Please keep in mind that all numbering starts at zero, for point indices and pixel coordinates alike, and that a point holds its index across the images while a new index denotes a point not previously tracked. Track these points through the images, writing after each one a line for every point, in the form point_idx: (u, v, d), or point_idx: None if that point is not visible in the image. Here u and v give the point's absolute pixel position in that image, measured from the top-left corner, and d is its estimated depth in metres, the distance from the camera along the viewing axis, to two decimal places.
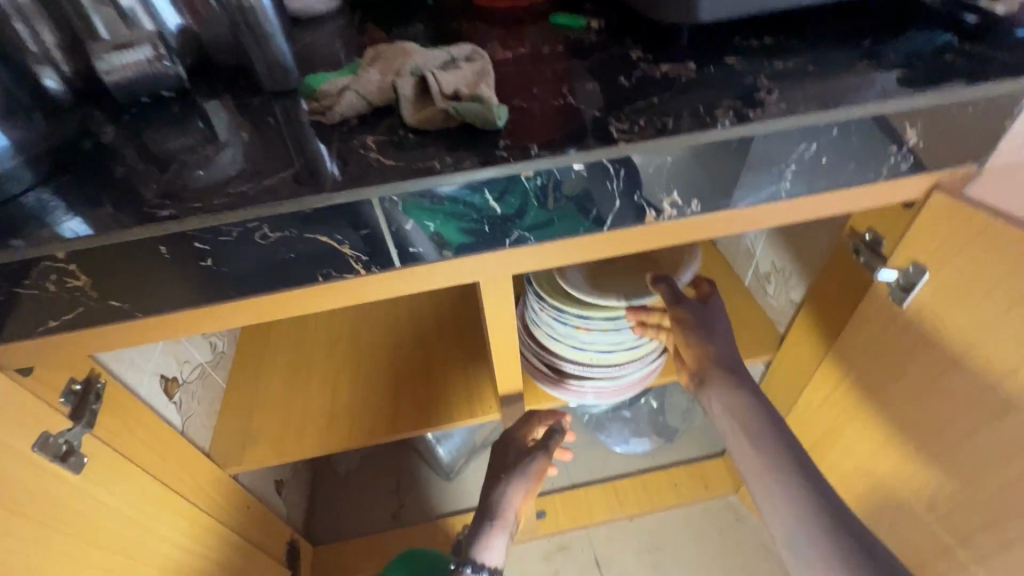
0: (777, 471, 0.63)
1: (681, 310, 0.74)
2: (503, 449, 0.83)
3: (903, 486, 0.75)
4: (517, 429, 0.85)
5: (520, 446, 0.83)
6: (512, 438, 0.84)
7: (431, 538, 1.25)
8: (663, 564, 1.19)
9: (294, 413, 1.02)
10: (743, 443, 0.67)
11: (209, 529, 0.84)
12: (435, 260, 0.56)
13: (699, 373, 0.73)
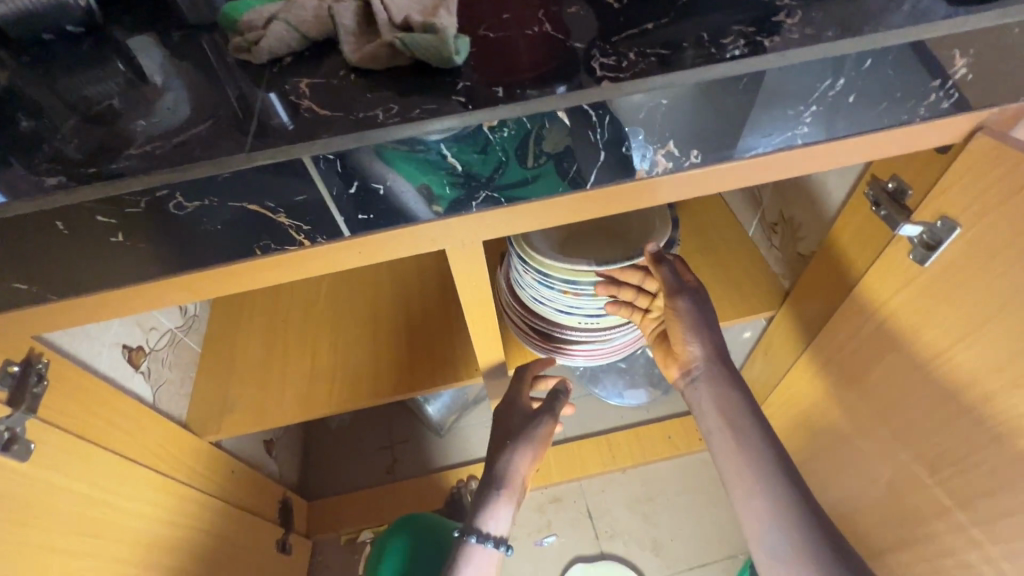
0: (762, 475, 0.62)
1: (681, 302, 0.67)
2: (507, 415, 0.80)
3: (904, 450, 0.71)
4: (516, 394, 0.82)
5: (523, 412, 0.80)
6: (514, 404, 0.81)
7: (424, 493, 1.25)
8: (655, 515, 1.20)
9: (275, 379, 0.98)
10: (733, 445, 0.65)
11: (190, 500, 0.82)
12: (421, 220, 0.49)
13: (692, 369, 0.70)
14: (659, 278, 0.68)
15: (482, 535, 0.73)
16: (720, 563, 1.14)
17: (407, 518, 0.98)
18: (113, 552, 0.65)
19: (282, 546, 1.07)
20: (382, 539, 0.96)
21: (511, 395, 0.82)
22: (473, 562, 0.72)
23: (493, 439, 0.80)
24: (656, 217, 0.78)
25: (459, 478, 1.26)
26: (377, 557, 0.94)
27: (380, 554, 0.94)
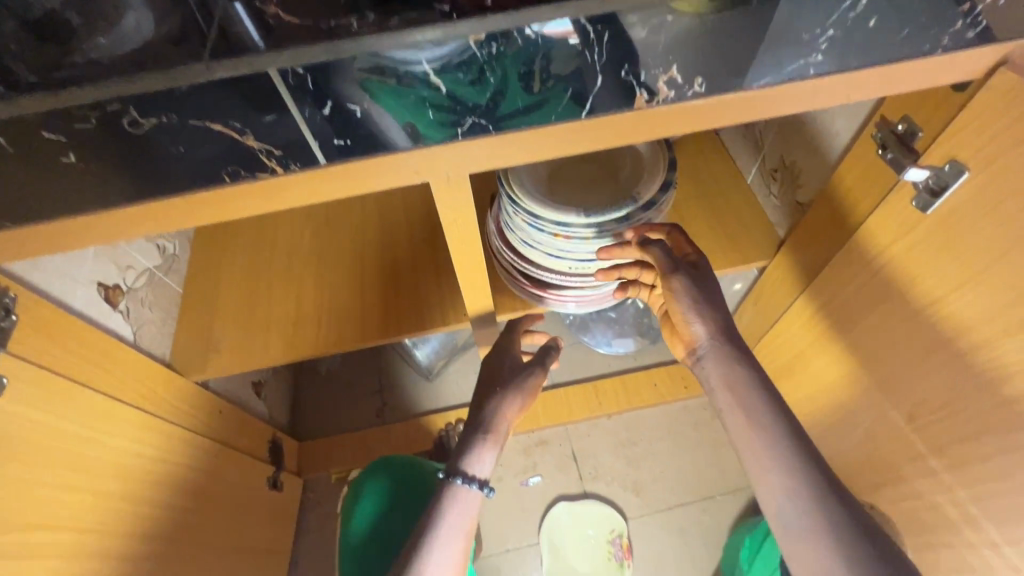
0: (774, 449, 0.59)
1: (674, 281, 0.65)
2: (498, 365, 0.80)
3: (884, 397, 0.73)
4: (508, 346, 0.82)
5: (513, 362, 0.80)
6: (505, 354, 0.81)
7: (412, 435, 1.27)
8: (638, 458, 1.23)
9: (259, 320, 0.97)
10: (744, 422, 0.62)
11: (173, 438, 0.82)
12: (399, 150, 0.45)
13: (698, 348, 0.67)
14: (648, 260, 0.68)
15: (469, 477, 0.71)
16: (697, 504, 1.18)
17: (389, 458, 1.00)
18: (95, 486, 0.65)
19: (273, 483, 1.09)
20: (361, 478, 0.98)
21: (501, 347, 0.82)
22: (461, 502, 0.69)
23: (481, 387, 0.79)
24: (650, 160, 0.75)
25: (447, 421, 1.28)
26: (355, 496, 0.96)
27: (359, 493, 0.96)
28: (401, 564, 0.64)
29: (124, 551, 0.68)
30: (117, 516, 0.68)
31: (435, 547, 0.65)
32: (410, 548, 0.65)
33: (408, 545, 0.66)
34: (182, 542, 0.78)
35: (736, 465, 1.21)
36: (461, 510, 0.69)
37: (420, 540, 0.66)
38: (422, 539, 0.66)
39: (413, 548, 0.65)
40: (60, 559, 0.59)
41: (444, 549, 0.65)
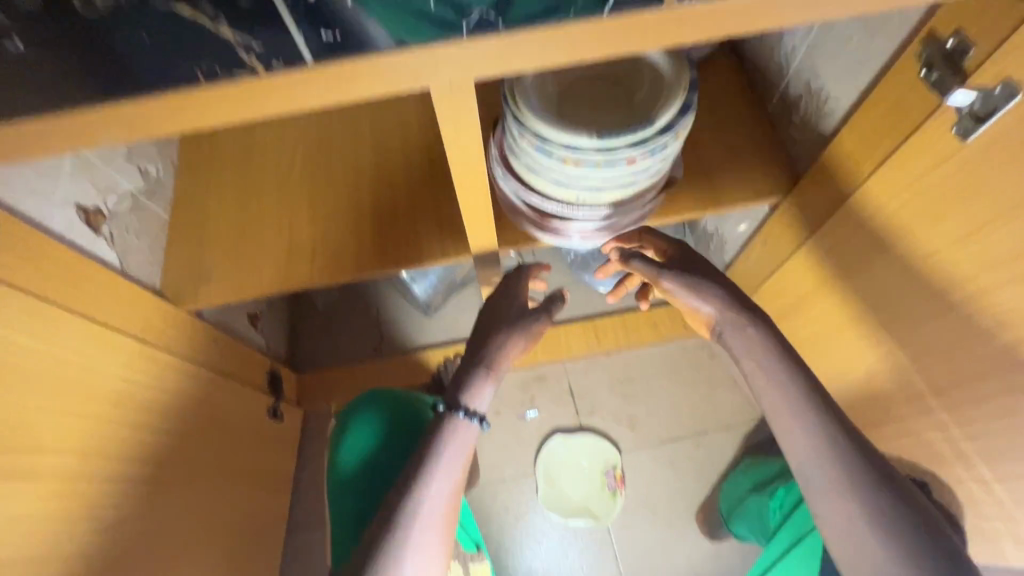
0: (797, 407, 0.63)
1: (666, 278, 0.74)
2: (502, 305, 0.78)
3: (895, 335, 0.72)
4: (515, 289, 0.80)
5: (518, 304, 0.78)
6: (511, 296, 0.79)
7: (410, 369, 1.28)
8: (634, 394, 1.25)
9: (250, 248, 0.93)
10: (768, 382, 0.66)
11: (163, 366, 0.80)
12: (389, 49, 0.40)
13: (715, 326, 0.73)
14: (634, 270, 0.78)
15: (468, 409, 0.70)
16: (689, 440, 1.21)
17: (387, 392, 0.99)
18: (81, 412, 0.65)
19: (273, 413, 1.10)
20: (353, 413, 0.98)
21: (506, 287, 0.80)
22: (457, 432, 0.69)
23: (482, 325, 0.77)
24: (670, 78, 0.68)
25: (445, 356, 1.28)
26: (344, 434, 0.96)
27: (351, 429, 0.96)
28: (400, 488, 0.65)
29: (116, 473, 0.68)
30: (107, 441, 0.68)
31: (433, 473, 0.66)
32: (409, 474, 0.66)
33: (407, 471, 0.67)
34: (176, 467, 0.78)
35: (730, 403, 1.23)
36: (459, 440, 0.69)
37: (419, 467, 0.66)
38: (421, 465, 0.66)
39: (413, 475, 0.66)
40: (47, 480, 0.59)
41: (443, 475, 0.66)
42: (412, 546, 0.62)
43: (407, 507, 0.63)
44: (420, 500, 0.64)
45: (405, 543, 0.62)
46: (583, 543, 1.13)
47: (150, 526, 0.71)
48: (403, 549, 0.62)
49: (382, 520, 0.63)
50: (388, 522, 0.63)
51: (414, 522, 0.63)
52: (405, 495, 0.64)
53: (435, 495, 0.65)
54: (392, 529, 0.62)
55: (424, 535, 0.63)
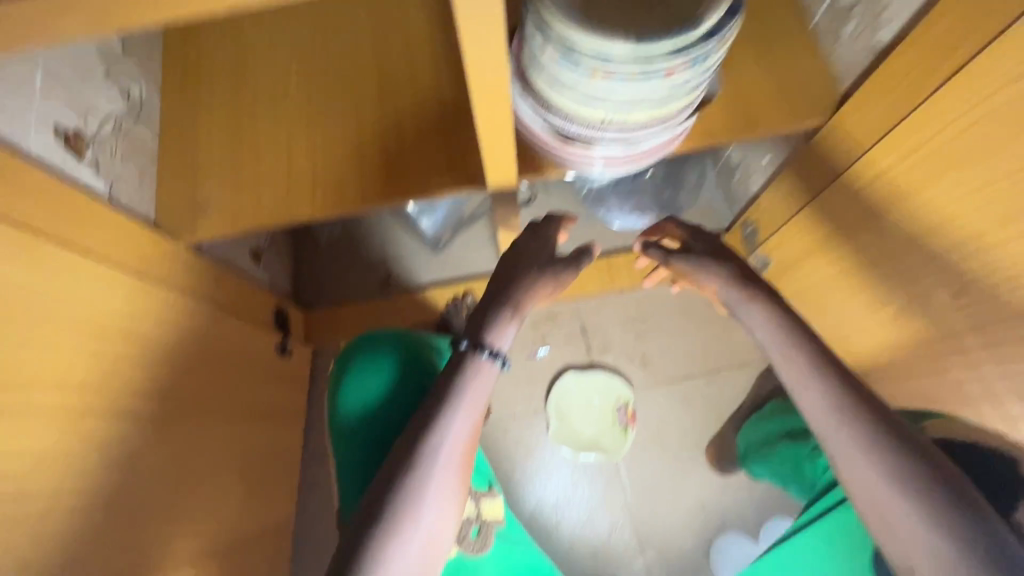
0: (813, 369, 0.63)
1: (672, 263, 0.77)
2: (531, 248, 0.75)
3: (957, 261, 0.68)
4: (543, 234, 0.77)
5: (545, 249, 0.75)
6: (540, 240, 0.76)
7: (418, 307, 1.24)
8: (648, 333, 1.23)
9: (248, 178, 0.87)
10: (783, 349, 0.66)
11: (162, 302, 0.77)
12: None
13: (732, 307, 0.73)
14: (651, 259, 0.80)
15: (493, 349, 0.66)
16: (702, 378, 1.20)
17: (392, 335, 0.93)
18: (86, 347, 0.63)
19: (281, 349, 1.09)
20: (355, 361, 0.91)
21: (534, 232, 0.77)
22: (481, 371, 0.66)
23: (509, 267, 0.73)
24: None
25: (453, 295, 1.23)
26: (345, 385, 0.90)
27: (353, 377, 0.90)
28: (418, 423, 0.64)
29: (123, 409, 0.67)
30: (111, 376, 0.66)
31: (453, 410, 0.64)
32: (428, 409, 0.64)
33: (426, 406, 0.65)
34: (184, 403, 0.77)
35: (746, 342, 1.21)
36: (482, 380, 0.66)
37: (438, 403, 0.64)
38: (441, 401, 0.64)
39: (433, 411, 0.64)
40: (56, 415, 0.58)
41: (463, 412, 0.64)
42: (432, 481, 0.61)
43: (427, 442, 0.62)
44: (439, 435, 0.62)
45: (424, 477, 0.61)
46: (593, 475, 1.15)
47: (161, 461, 0.71)
48: (423, 483, 0.61)
49: (401, 454, 0.62)
50: (408, 456, 0.61)
51: (433, 457, 0.62)
52: (424, 430, 0.63)
53: (455, 432, 0.63)
54: (412, 463, 0.61)
55: (443, 471, 0.62)
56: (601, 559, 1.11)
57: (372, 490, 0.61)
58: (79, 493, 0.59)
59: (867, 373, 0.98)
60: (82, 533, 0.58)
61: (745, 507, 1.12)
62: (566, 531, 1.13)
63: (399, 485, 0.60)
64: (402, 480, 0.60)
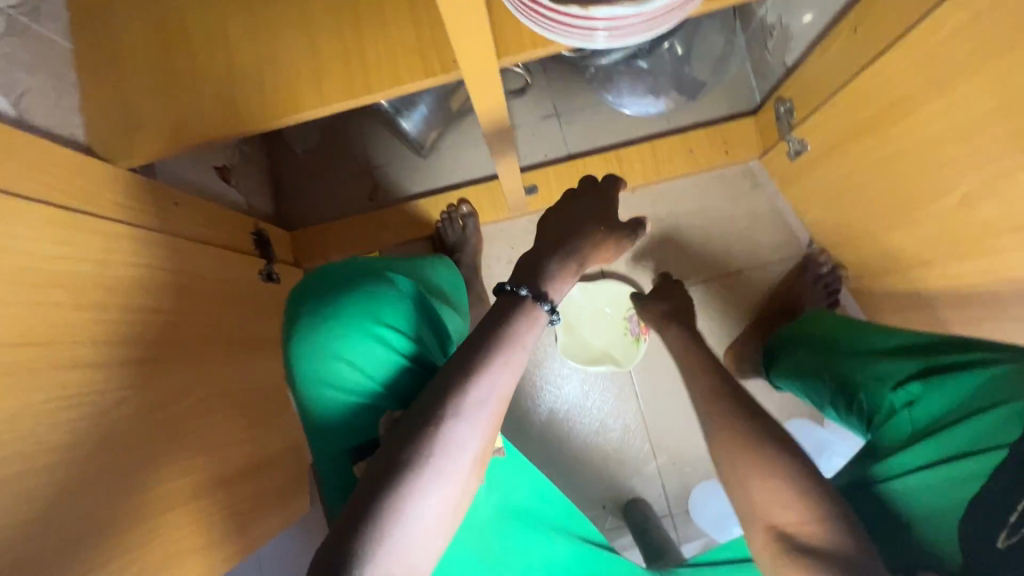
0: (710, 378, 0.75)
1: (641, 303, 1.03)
2: (590, 198, 0.60)
3: None
4: (602, 186, 0.62)
5: (607, 202, 0.60)
6: (601, 191, 0.61)
7: (408, 220, 1.14)
8: (663, 234, 1.14)
9: (183, 84, 0.73)
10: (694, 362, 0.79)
11: (110, 236, 0.68)
12: None
13: None
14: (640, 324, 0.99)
15: (554, 305, 0.52)
16: (720, 281, 1.12)
17: (370, 270, 0.58)
18: (44, 298, 0.57)
19: (268, 275, 1.01)
20: (318, 317, 0.55)
21: (585, 188, 0.61)
22: (530, 316, 0.50)
23: (557, 223, 0.57)
24: None
25: (448, 204, 1.12)
26: (301, 370, 0.55)
27: (319, 350, 0.54)
28: (450, 371, 0.46)
29: (90, 355, 0.60)
30: (69, 322, 0.59)
31: (498, 359, 0.47)
32: (463, 355, 0.47)
33: (460, 350, 0.48)
34: (166, 340, 0.71)
35: (769, 239, 1.12)
36: (535, 331, 0.50)
37: (478, 347, 0.47)
38: (481, 345, 0.47)
39: (470, 358, 0.47)
40: (30, 374, 0.53)
41: (510, 363, 0.48)
42: (466, 450, 0.45)
43: (463, 399, 0.45)
44: (479, 389, 0.46)
45: (456, 443, 0.44)
46: (606, 385, 1.12)
47: (148, 402, 0.66)
48: (456, 448, 0.44)
49: (424, 409, 0.45)
50: (436, 414, 0.44)
51: (470, 419, 0.45)
52: (459, 382, 0.46)
53: (498, 388, 0.47)
54: (440, 424, 0.44)
55: (481, 434, 0.46)
56: (614, 465, 1.10)
57: (380, 455, 0.44)
58: (53, 446, 0.54)
59: (908, 268, 0.88)
60: (65, 486, 0.54)
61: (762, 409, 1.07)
62: (579, 440, 1.11)
63: (422, 450, 0.43)
64: (426, 444, 0.43)
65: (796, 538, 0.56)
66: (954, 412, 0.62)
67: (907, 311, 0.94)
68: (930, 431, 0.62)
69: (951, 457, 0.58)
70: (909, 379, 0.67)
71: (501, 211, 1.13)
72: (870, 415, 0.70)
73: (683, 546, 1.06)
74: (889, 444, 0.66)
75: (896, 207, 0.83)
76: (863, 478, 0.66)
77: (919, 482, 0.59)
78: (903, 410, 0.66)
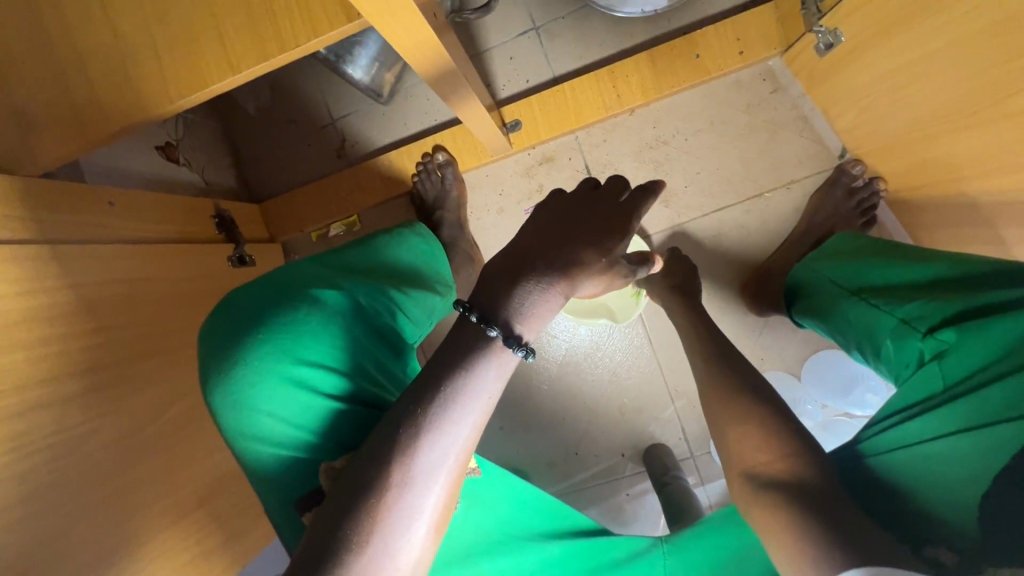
0: (705, 356, 0.70)
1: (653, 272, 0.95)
2: (603, 213, 0.50)
3: None
4: (624, 202, 0.51)
5: (621, 223, 0.50)
6: (621, 210, 0.50)
7: (379, 178, 1.02)
8: (668, 160, 0.99)
9: (72, 63, 0.63)
10: (691, 343, 0.74)
11: (42, 260, 0.61)
12: None
13: None
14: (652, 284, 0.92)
15: (528, 347, 0.43)
16: (738, 207, 0.98)
17: (289, 306, 0.53)
18: None
19: (239, 260, 0.93)
20: (230, 363, 0.50)
21: (606, 194, 0.52)
22: (495, 360, 0.42)
23: (574, 226, 0.48)
24: None
25: (423, 155, 0.99)
26: (223, 424, 0.51)
27: (234, 401, 0.50)
28: (396, 424, 0.41)
29: (45, 397, 0.56)
30: (13, 368, 0.53)
31: (455, 410, 0.41)
32: (412, 406, 0.41)
33: (407, 397, 0.42)
34: (132, 360, 0.67)
35: (795, 152, 0.97)
36: (497, 373, 0.42)
37: (428, 395, 0.41)
38: (431, 393, 0.41)
39: (415, 412, 0.41)
40: None
41: (470, 412, 0.41)
42: (419, 513, 0.40)
43: (413, 459, 0.40)
44: (428, 453, 0.40)
45: (404, 512, 0.39)
46: (611, 335, 1.06)
47: (122, 428, 0.63)
48: (404, 520, 0.39)
49: (366, 470, 0.40)
50: (381, 477, 0.39)
51: (422, 481, 0.40)
52: (407, 438, 0.40)
53: (456, 443, 0.41)
54: (386, 489, 0.39)
55: (434, 501, 0.40)
56: (628, 415, 1.06)
57: (317, 520, 0.40)
58: (9, 502, 0.50)
59: (961, 179, 0.74)
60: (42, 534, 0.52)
61: (786, 343, 0.98)
62: (590, 392, 1.07)
63: (364, 524, 0.38)
64: (368, 517, 0.39)
65: (761, 476, 0.54)
66: (997, 365, 0.49)
67: (953, 230, 0.81)
68: (963, 388, 0.51)
69: (982, 422, 0.48)
70: (943, 325, 0.53)
71: (482, 155, 1.00)
72: (897, 364, 0.58)
73: (703, 487, 1.03)
74: (913, 402, 0.54)
75: (950, 106, 0.68)
76: (877, 438, 0.56)
77: (937, 449, 0.50)
78: (931, 363, 0.54)
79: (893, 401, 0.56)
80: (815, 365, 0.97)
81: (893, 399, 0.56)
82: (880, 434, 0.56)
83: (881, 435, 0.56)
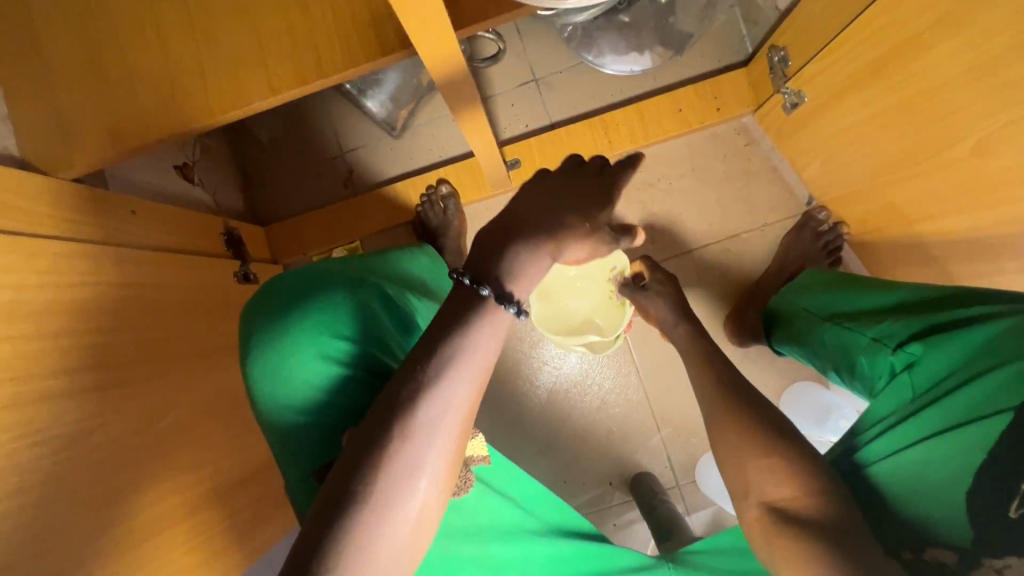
0: (696, 371, 0.75)
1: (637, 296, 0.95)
2: (583, 187, 0.55)
3: None
4: (601, 178, 0.57)
5: (599, 194, 0.55)
6: (598, 184, 0.56)
7: (385, 205, 1.08)
8: (654, 202, 1.08)
9: (117, 79, 0.68)
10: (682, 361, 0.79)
11: (67, 256, 0.63)
12: None
13: None
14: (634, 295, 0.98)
15: (520, 305, 0.46)
16: (717, 245, 1.07)
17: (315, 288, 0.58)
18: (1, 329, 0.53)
19: (243, 277, 0.96)
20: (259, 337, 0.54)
21: (585, 173, 0.57)
22: (491, 318, 0.45)
23: (559, 196, 0.52)
24: None
25: (428, 187, 1.06)
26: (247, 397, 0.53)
27: (259, 371, 0.52)
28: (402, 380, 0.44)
29: (58, 387, 0.57)
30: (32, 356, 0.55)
31: (457, 364, 0.44)
32: (417, 362, 0.44)
33: (411, 355, 0.44)
34: (141, 361, 0.68)
35: (767, 198, 1.07)
36: (492, 332, 0.45)
37: (432, 352, 0.44)
38: (437, 349, 0.44)
39: (419, 367, 0.43)
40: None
41: (469, 365, 0.44)
42: (426, 461, 0.42)
43: (421, 408, 0.42)
44: (433, 404, 0.42)
45: (412, 459, 0.42)
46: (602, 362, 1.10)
47: (126, 426, 0.63)
48: (412, 466, 0.42)
49: (377, 420, 0.42)
50: (391, 427, 0.42)
51: (428, 431, 0.42)
52: (414, 389, 0.43)
53: (459, 394, 0.43)
54: (394, 437, 0.42)
55: (439, 451, 0.43)
56: (616, 441, 1.08)
57: (336, 469, 0.42)
58: (19, 487, 0.50)
59: (913, 224, 0.84)
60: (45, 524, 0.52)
61: (766, 374, 1.04)
62: (578, 418, 1.09)
63: (378, 470, 0.41)
64: (381, 463, 0.41)
65: (771, 497, 0.56)
66: (962, 371, 0.55)
67: (909, 269, 0.90)
68: (937, 393, 0.56)
69: (958, 423, 0.53)
70: (911, 340, 0.60)
71: (484, 189, 1.07)
72: (872, 378, 0.64)
73: (690, 517, 1.05)
74: (894, 410, 0.59)
75: (898, 157, 0.79)
76: (867, 447, 0.60)
77: (921, 453, 0.55)
78: (903, 373, 0.59)
79: (874, 411, 0.61)
80: (792, 395, 1.03)
81: (874, 409, 0.61)
82: (869, 443, 0.60)
83: (872, 444, 0.60)
